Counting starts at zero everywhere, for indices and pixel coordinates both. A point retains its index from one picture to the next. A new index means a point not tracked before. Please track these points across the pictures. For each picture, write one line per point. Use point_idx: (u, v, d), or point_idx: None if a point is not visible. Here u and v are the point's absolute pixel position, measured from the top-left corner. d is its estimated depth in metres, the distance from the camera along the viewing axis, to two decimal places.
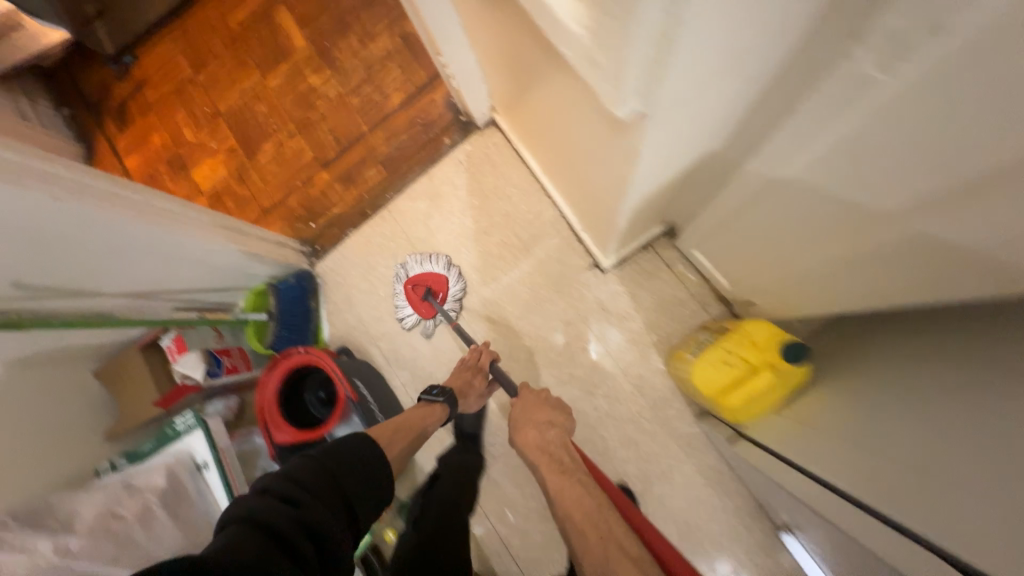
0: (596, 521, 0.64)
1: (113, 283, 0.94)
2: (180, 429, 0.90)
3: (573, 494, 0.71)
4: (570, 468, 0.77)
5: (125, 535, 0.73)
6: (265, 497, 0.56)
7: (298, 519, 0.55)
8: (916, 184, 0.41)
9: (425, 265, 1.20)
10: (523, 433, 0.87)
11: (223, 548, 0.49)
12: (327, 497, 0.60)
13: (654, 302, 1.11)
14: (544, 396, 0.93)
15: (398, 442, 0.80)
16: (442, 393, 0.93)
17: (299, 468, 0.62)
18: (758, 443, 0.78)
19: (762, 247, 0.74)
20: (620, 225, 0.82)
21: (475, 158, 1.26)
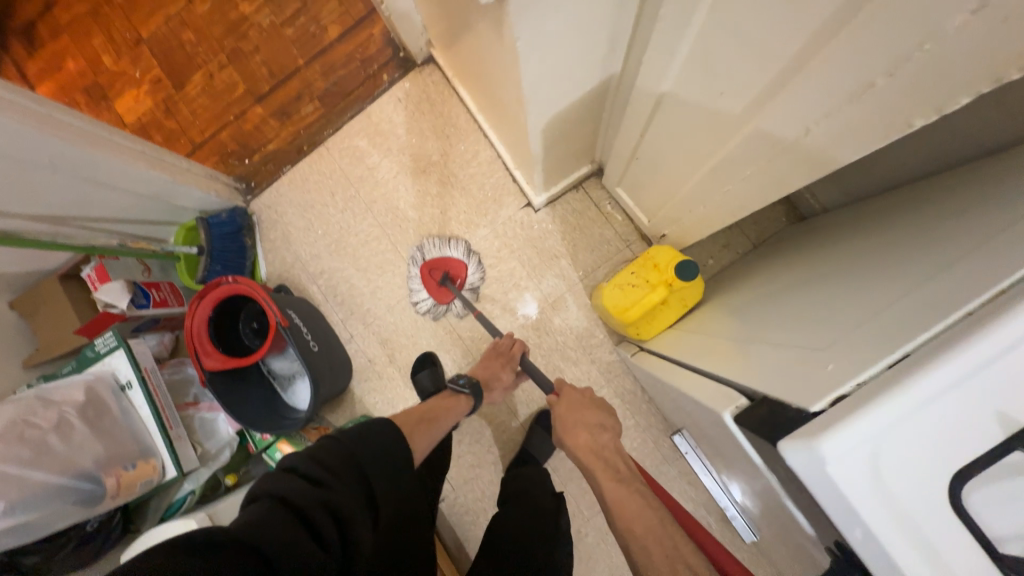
0: (658, 535, 0.68)
1: (27, 204, 0.91)
2: (101, 351, 0.90)
3: (633, 505, 0.74)
4: (626, 478, 0.79)
5: (41, 441, 0.75)
6: (288, 478, 0.53)
7: (324, 503, 0.52)
8: (749, 82, 0.47)
9: (445, 249, 1.17)
10: (574, 434, 0.88)
11: (251, 526, 0.47)
12: (354, 483, 0.57)
13: (583, 241, 1.17)
14: (590, 396, 0.94)
15: (423, 429, 0.82)
16: (469, 384, 0.99)
17: (326, 451, 0.58)
18: (657, 354, 0.87)
19: (663, 172, 0.79)
20: (539, 153, 0.86)
21: (414, 95, 1.25)
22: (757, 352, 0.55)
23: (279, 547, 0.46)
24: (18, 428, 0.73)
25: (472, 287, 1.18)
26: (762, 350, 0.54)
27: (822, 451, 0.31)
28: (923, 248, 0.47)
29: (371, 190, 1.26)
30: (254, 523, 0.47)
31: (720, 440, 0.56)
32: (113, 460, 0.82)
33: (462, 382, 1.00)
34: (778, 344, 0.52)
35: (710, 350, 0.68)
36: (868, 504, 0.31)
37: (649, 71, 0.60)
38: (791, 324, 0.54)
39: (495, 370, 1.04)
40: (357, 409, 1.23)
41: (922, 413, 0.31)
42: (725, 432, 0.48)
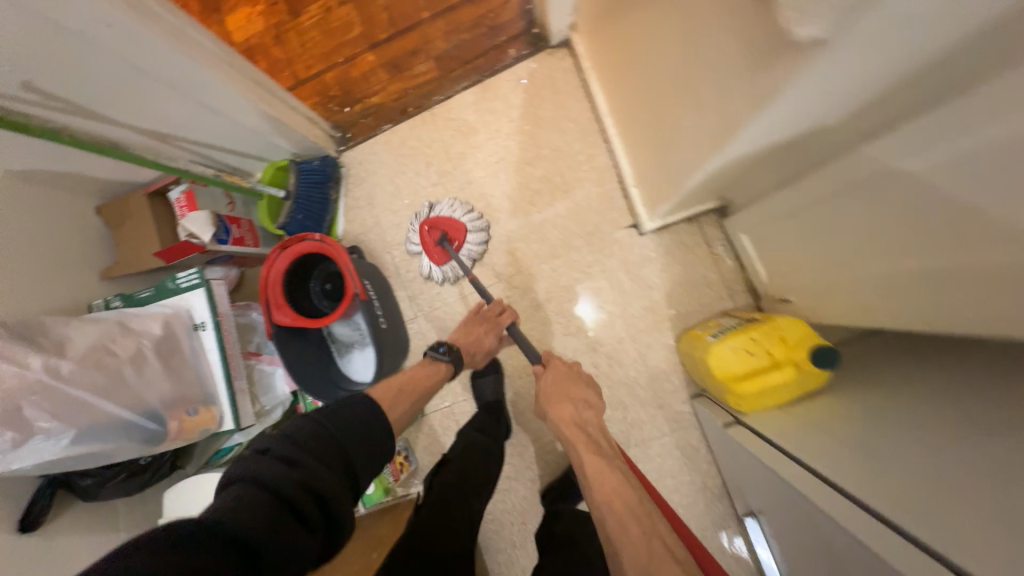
0: (635, 515, 0.62)
1: (135, 115, 0.86)
2: (181, 284, 0.86)
3: (610, 483, 0.68)
4: (608, 454, 0.74)
5: (115, 373, 0.72)
6: (266, 460, 0.56)
7: (303, 482, 0.55)
8: None
9: (448, 210, 1.13)
10: (557, 406, 0.83)
11: (227, 507, 0.49)
12: (327, 458, 0.60)
13: (683, 278, 1.08)
14: (576, 371, 0.90)
15: (402, 403, 0.80)
16: (449, 352, 0.93)
17: (298, 431, 0.62)
18: (761, 435, 0.78)
19: (834, 242, 0.68)
20: (688, 184, 0.76)
21: (538, 78, 1.15)
22: (951, 512, 0.47)
23: (267, 525, 0.48)
24: (97, 356, 0.71)
25: (470, 253, 1.13)
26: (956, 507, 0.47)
27: None
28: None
29: (469, 169, 1.18)
30: (237, 505, 0.49)
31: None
32: (177, 402, 0.79)
33: (442, 349, 0.94)
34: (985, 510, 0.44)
35: (849, 466, 0.61)
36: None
37: (892, 143, 0.50)
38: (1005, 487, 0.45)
39: (478, 338, 0.98)
40: None
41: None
42: None
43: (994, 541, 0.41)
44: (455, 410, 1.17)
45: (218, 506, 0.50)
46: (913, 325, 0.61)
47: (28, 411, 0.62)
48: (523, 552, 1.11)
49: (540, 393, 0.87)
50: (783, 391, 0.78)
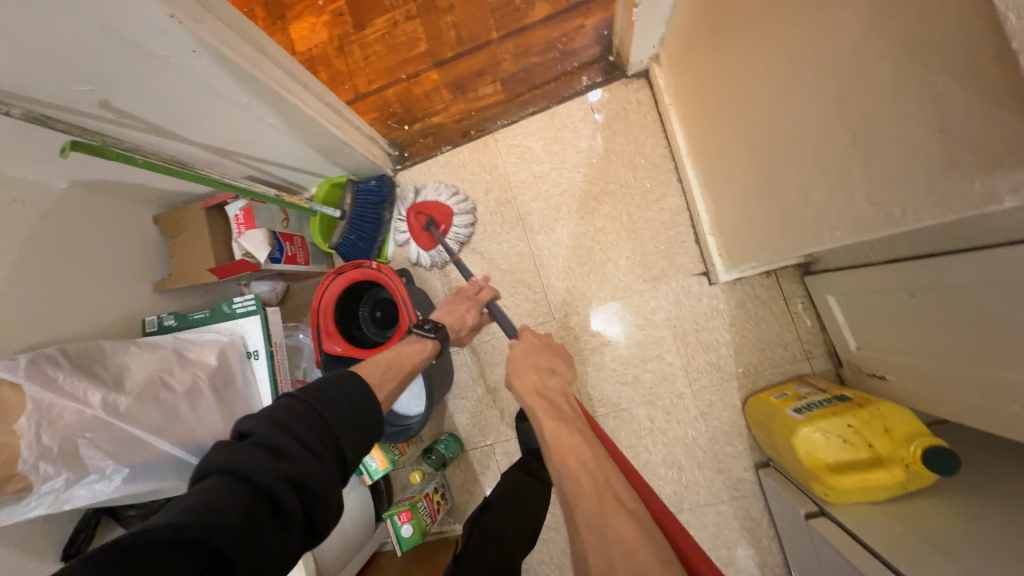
0: (592, 473, 0.51)
1: (205, 134, 0.83)
2: (237, 309, 0.84)
3: (569, 441, 0.58)
4: (569, 418, 0.64)
5: (171, 407, 0.69)
6: (245, 447, 0.48)
7: (287, 477, 0.48)
8: None
9: (433, 194, 1.12)
10: (521, 376, 0.75)
11: (198, 506, 0.42)
12: (316, 443, 0.52)
13: (754, 334, 1.00)
14: (546, 343, 0.83)
15: (389, 382, 0.72)
16: (435, 329, 0.84)
17: (282, 411, 0.53)
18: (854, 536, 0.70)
19: (964, 337, 0.60)
20: (793, 249, 0.69)
21: (611, 109, 1.08)
22: None
23: (241, 531, 0.42)
24: (154, 390, 0.68)
25: (458, 237, 1.11)
26: None
27: None
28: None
29: (530, 199, 1.12)
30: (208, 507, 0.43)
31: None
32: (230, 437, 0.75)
33: (428, 326, 0.85)
34: None
35: None
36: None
37: None
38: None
39: (461, 314, 0.90)
40: (446, 423, 1.15)
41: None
42: None
43: None
44: (497, 450, 1.12)
45: (189, 500, 0.43)
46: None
47: (84, 449, 0.60)
48: None
49: (508, 366, 0.79)
50: (886, 489, 0.70)
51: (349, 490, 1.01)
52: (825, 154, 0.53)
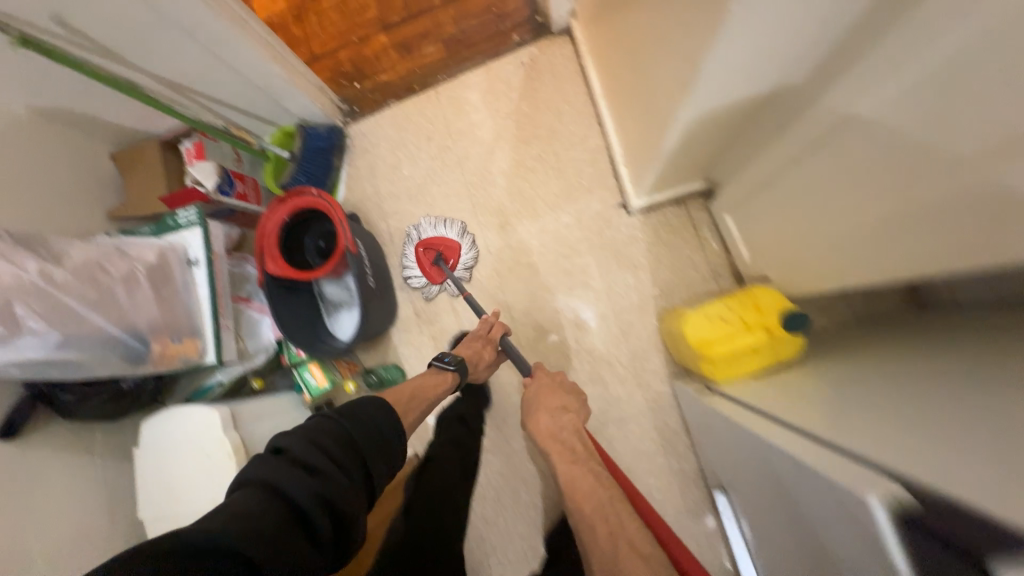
0: (603, 514, 0.62)
1: (156, 62, 0.92)
2: (180, 223, 0.91)
3: (584, 485, 0.68)
4: (582, 458, 0.73)
5: (107, 290, 0.75)
6: (284, 461, 0.51)
7: (316, 491, 0.50)
8: (993, 117, 0.39)
9: (438, 229, 1.17)
10: (535, 418, 0.83)
11: (235, 516, 0.45)
12: (345, 462, 0.56)
13: (669, 259, 1.09)
14: (560, 380, 0.89)
15: (415, 409, 0.78)
16: (455, 361, 0.91)
17: (319, 431, 0.57)
18: (721, 395, 0.79)
19: (806, 205, 0.70)
20: (667, 146, 0.79)
21: (539, 63, 1.20)
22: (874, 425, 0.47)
23: (271, 537, 0.44)
24: (90, 270, 0.74)
25: (465, 268, 1.16)
26: (890, 421, 0.47)
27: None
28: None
29: (468, 145, 1.22)
30: (243, 515, 0.45)
31: (802, 505, 0.49)
32: (164, 329, 0.82)
33: (447, 359, 0.92)
34: (918, 427, 0.43)
35: (793, 407, 0.61)
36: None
37: (856, 84, 0.52)
38: (928, 404, 0.48)
39: (477, 351, 0.97)
40: (389, 355, 1.21)
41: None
42: (843, 515, 0.39)
43: (908, 449, 0.40)
44: None
45: (226, 512, 0.45)
46: (879, 281, 0.62)
47: (19, 309, 0.65)
48: (491, 528, 1.11)
49: (524, 406, 0.86)
50: (750, 354, 0.79)
51: (288, 409, 1.03)
52: (671, 30, 0.63)
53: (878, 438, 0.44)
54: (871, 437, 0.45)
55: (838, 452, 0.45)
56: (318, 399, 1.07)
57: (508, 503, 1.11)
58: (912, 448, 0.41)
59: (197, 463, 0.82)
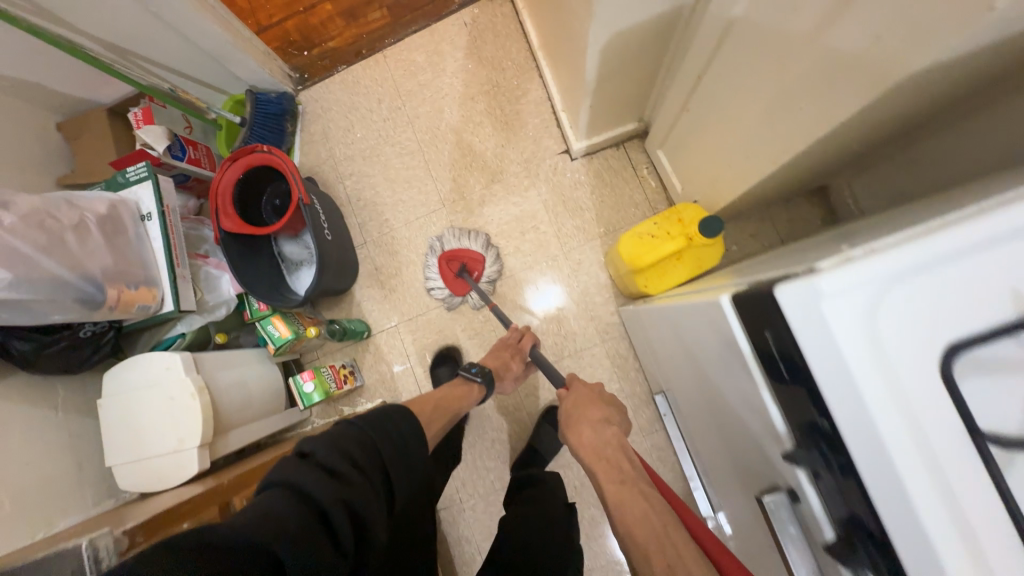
0: (662, 544, 0.51)
1: (95, 24, 0.93)
2: (130, 179, 0.93)
3: (636, 510, 0.57)
4: (631, 476, 0.61)
5: (57, 236, 0.77)
6: (309, 468, 0.46)
7: (341, 497, 0.45)
8: None
9: (462, 241, 1.16)
10: (574, 429, 0.70)
11: (258, 517, 0.40)
12: (369, 470, 0.49)
13: (612, 199, 1.16)
14: (598, 392, 0.77)
15: (437, 421, 0.75)
16: (481, 372, 0.89)
17: (344, 437, 0.51)
18: (648, 301, 0.87)
19: (713, 117, 0.77)
20: (593, 78, 0.85)
21: (480, 23, 1.25)
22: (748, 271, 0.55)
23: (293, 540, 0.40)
24: (40, 216, 0.76)
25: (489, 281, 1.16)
26: (763, 266, 0.54)
27: (820, 284, 0.29)
28: (939, 202, 0.47)
29: (418, 105, 1.27)
30: (265, 516, 0.41)
31: (693, 347, 0.57)
32: (118, 275, 0.84)
33: (475, 369, 0.90)
34: (779, 261, 0.51)
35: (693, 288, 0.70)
36: (864, 369, 0.28)
37: None
38: (794, 253, 0.56)
39: (505, 361, 0.97)
40: (354, 311, 1.25)
41: (947, 286, 0.28)
42: (708, 323, 0.47)
43: (760, 271, 0.48)
44: (401, 329, 1.22)
45: (249, 512, 0.41)
46: (769, 173, 0.71)
47: None
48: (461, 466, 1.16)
49: (562, 420, 0.75)
50: (676, 262, 0.86)
51: (253, 360, 1.06)
52: None
53: (746, 273, 0.52)
54: (743, 275, 0.53)
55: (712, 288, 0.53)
56: (283, 351, 1.10)
57: (475, 441, 1.17)
58: (763, 270, 0.48)
59: (163, 408, 0.84)
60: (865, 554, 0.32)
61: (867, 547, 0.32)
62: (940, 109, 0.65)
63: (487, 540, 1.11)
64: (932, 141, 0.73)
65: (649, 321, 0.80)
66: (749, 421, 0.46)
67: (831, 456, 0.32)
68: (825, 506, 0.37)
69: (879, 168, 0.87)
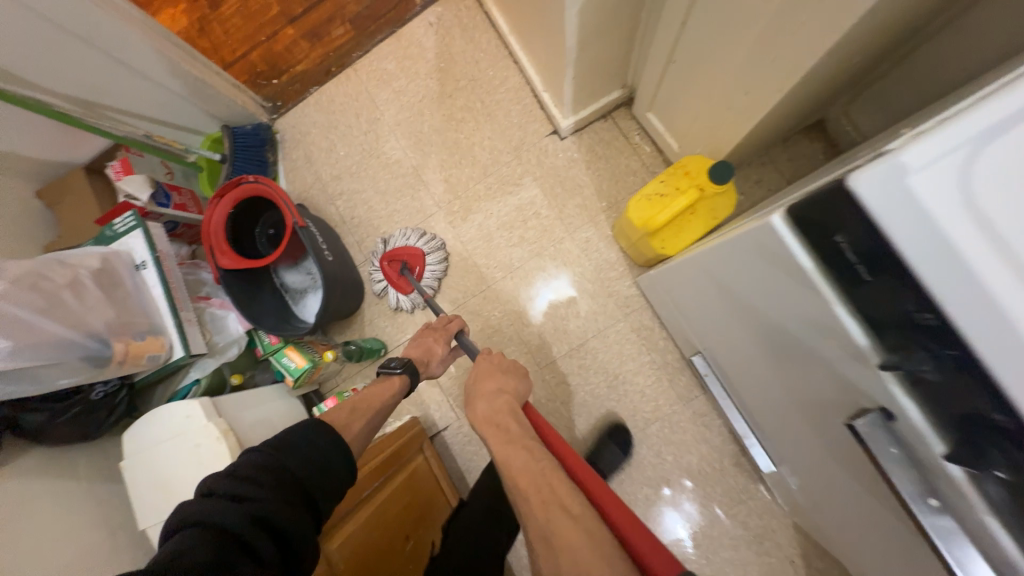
0: (540, 485, 0.51)
1: (59, 82, 0.91)
2: (119, 231, 0.90)
3: (517, 461, 0.56)
4: (517, 434, 0.60)
5: (54, 296, 0.74)
6: (211, 498, 0.47)
7: (248, 513, 0.47)
8: None
9: (404, 240, 1.15)
10: (471, 405, 0.69)
11: (170, 555, 0.42)
12: (281, 486, 0.52)
13: (609, 171, 1.14)
14: (500, 362, 0.76)
15: (358, 423, 0.69)
16: (401, 363, 0.80)
17: (247, 465, 0.52)
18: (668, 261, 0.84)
19: (704, 60, 0.75)
20: (574, 47, 0.82)
21: (446, 20, 1.24)
22: (777, 201, 0.53)
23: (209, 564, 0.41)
24: (33, 278, 0.72)
25: (432, 277, 1.15)
26: (792, 193, 0.53)
27: (904, 160, 0.27)
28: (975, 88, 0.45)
29: (396, 112, 1.25)
30: (177, 553, 0.42)
31: (740, 289, 0.54)
32: (122, 327, 0.82)
33: (395, 364, 0.81)
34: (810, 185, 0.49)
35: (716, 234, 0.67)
36: (970, 241, 0.26)
37: None
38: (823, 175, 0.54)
39: (428, 346, 0.87)
40: (366, 332, 1.21)
41: None
42: (760, 254, 0.44)
43: (797, 194, 0.46)
44: None
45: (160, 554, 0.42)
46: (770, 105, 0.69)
47: None
48: None
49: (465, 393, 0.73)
50: (688, 216, 0.83)
51: (273, 397, 1.02)
52: None
53: (780, 201, 0.50)
54: (778, 204, 0.50)
55: (748, 222, 0.50)
56: (301, 383, 1.06)
57: None
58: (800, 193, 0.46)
59: (185, 457, 0.81)
60: (992, 450, 0.29)
61: (1001, 445, 0.29)
62: (937, 7, 0.63)
63: None
64: (935, 45, 0.71)
65: (675, 278, 0.78)
66: (819, 350, 0.43)
67: (937, 349, 0.30)
68: (929, 417, 0.34)
69: (877, 88, 0.85)
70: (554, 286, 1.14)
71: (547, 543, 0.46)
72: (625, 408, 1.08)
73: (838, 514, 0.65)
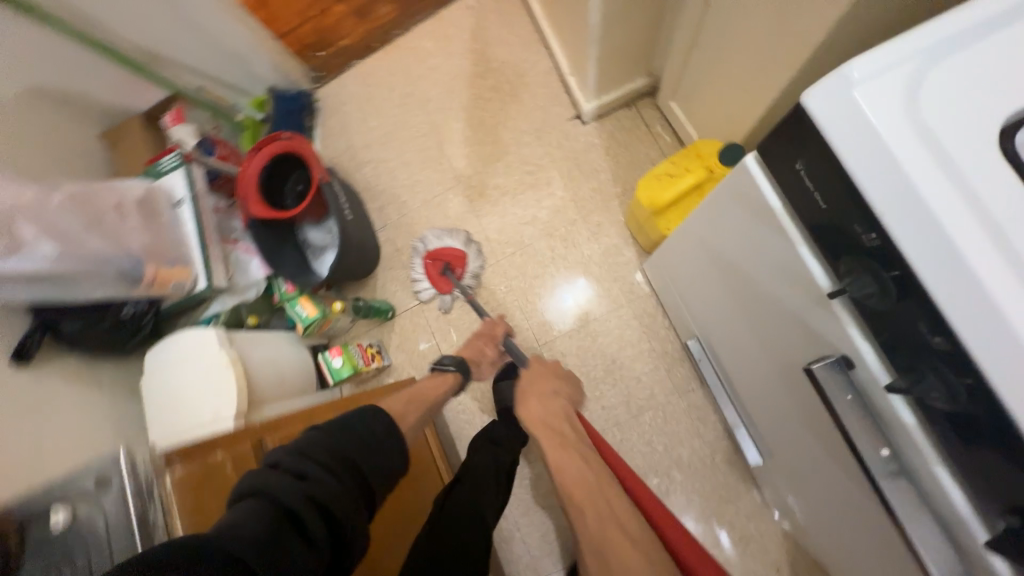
0: (595, 498, 0.57)
1: (125, 30, 1.02)
2: (166, 168, 0.99)
3: (573, 470, 0.61)
4: (572, 440, 0.66)
5: (101, 216, 0.83)
6: (271, 470, 0.43)
7: (304, 493, 0.42)
8: None
9: (445, 240, 1.16)
10: (524, 404, 0.75)
11: (223, 528, 0.37)
12: (340, 467, 0.46)
13: (627, 158, 1.15)
14: (555, 370, 0.85)
15: (414, 411, 0.68)
16: (455, 361, 0.85)
17: (313, 443, 0.48)
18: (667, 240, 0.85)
19: (723, 38, 0.76)
20: (598, 24, 0.84)
21: (484, 5, 1.30)
22: None
23: (261, 545, 0.37)
24: (86, 197, 0.81)
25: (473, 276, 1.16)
26: None
27: (850, 73, 0.30)
28: None
29: (428, 88, 1.30)
30: (228, 526, 0.38)
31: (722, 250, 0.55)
32: (155, 254, 0.90)
33: (448, 361, 0.85)
34: None
35: None
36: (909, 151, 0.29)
37: None
38: None
39: (480, 349, 0.93)
40: (378, 294, 1.26)
41: (972, 68, 0.29)
42: (735, 201, 0.46)
43: None
44: (425, 308, 1.22)
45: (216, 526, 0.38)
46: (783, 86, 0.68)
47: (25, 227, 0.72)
48: None
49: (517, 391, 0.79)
50: (696, 196, 0.83)
51: (283, 341, 1.07)
52: None
53: None
54: None
55: None
56: (311, 332, 1.10)
57: None
58: None
59: (202, 380, 0.86)
60: (934, 376, 0.30)
61: (938, 369, 0.30)
62: None
63: (524, 516, 1.07)
64: None
65: (673, 255, 0.78)
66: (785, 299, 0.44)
67: (882, 273, 0.31)
68: (884, 356, 0.35)
69: None
70: (575, 291, 1.14)
71: (597, 551, 0.52)
72: (620, 395, 1.08)
73: (819, 503, 0.64)
